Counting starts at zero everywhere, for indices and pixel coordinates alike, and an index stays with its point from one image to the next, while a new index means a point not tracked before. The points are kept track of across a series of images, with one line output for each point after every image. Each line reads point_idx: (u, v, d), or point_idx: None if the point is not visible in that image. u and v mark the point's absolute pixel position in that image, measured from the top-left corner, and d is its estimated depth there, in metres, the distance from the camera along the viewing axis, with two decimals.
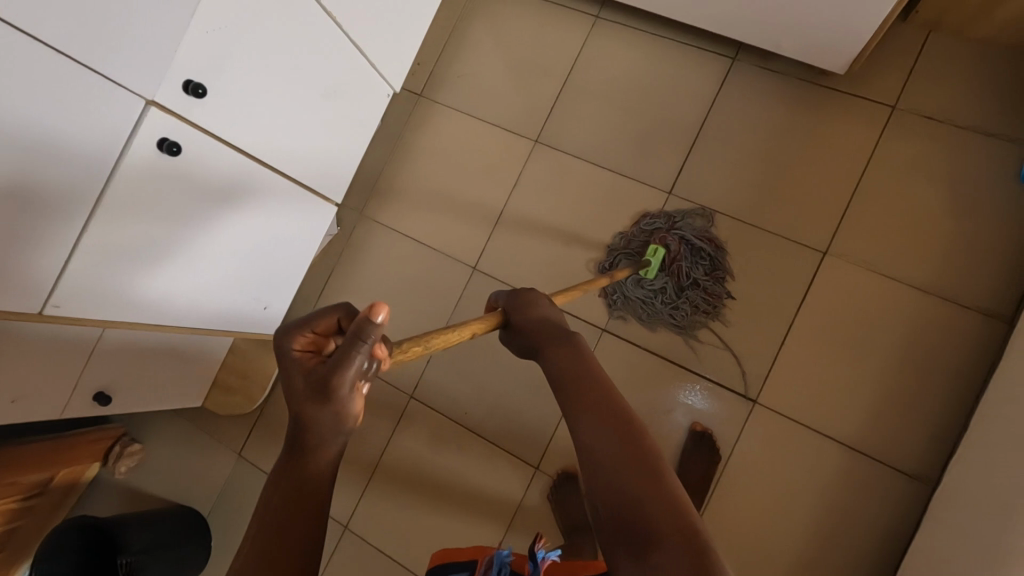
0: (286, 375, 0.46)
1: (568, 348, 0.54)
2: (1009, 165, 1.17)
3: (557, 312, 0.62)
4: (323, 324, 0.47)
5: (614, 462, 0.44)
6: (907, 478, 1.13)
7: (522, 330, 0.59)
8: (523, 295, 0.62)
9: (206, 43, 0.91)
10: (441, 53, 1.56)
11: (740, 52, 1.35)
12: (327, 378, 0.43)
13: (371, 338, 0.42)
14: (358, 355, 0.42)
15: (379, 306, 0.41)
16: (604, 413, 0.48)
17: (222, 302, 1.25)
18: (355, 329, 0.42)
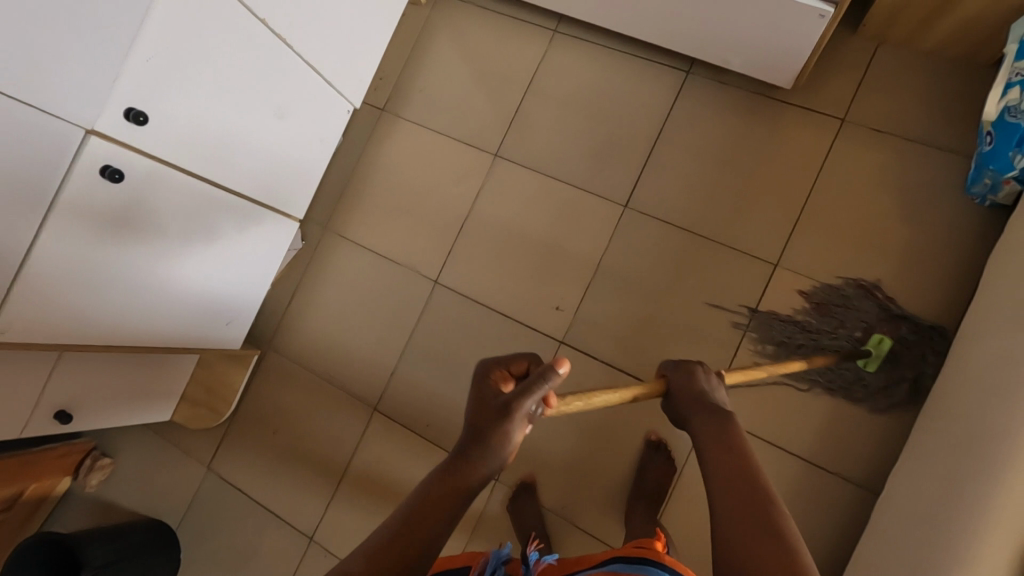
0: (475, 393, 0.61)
1: (721, 421, 0.61)
2: (953, 176, 1.19)
3: (719, 392, 0.68)
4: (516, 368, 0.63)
5: (748, 543, 0.48)
6: (853, 487, 1.15)
7: (681, 404, 0.66)
8: (688, 369, 0.70)
9: (144, 72, 0.93)
10: (403, 69, 1.57)
11: (693, 67, 1.37)
12: (510, 404, 0.58)
13: (550, 382, 0.57)
14: (537, 393, 0.57)
15: (564, 360, 0.57)
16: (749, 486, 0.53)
17: (184, 320, 1.28)
18: (542, 371, 0.58)
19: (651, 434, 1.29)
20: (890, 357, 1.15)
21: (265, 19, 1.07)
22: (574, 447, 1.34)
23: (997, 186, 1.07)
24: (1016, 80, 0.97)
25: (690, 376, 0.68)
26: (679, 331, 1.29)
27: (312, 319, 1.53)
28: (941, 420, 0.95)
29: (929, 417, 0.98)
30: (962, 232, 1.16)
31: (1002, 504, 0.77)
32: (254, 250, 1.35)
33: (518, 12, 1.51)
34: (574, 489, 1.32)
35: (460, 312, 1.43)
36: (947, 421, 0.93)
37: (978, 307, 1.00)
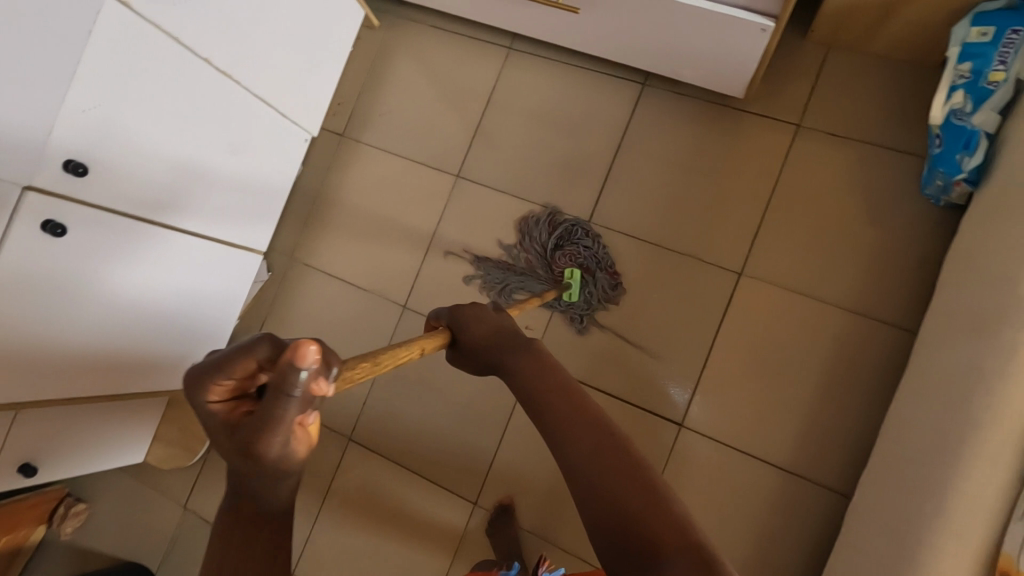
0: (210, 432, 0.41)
1: (528, 355, 0.60)
2: (910, 178, 1.19)
3: (504, 317, 0.68)
4: (240, 372, 0.40)
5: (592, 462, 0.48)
6: (826, 493, 1.15)
7: (479, 350, 0.64)
8: (467, 314, 0.68)
9: (81, 123, 0.91)
10: (361, 93, 1.56)
11: (649, 78, 1.37)
12: (256, 431, 0.39)
13: (297, 385, 0.38)
14: (285, 405, 0.38)
15: (303, 351, 0.37)
16: (574, 407, 0.52)
17: (146, 365, 1.24)
18: (281, 379, 0.38)
19: None
20: (585, 264, 1.32)
21: (208, 59, 1.05)
22: (550, 467, 1.34)
23: (948, 188, 1.07)
24: (958, 83, 1.00)
25: (478, 321, 0.67)
26: (647, 345, 1.29)
27: None
28: (902, 427, 0.95)
29: (891, 425, 0.99)
30: (920, 233, 1.17)
31: (962, 516, 0.77)
32: (213, 285, 1.32)
33: (472, 31, 1.50)
34: (552, 509, 1.32)
35: None
36: (907, 430, 0.94)
37: (934, 312, 1.00)
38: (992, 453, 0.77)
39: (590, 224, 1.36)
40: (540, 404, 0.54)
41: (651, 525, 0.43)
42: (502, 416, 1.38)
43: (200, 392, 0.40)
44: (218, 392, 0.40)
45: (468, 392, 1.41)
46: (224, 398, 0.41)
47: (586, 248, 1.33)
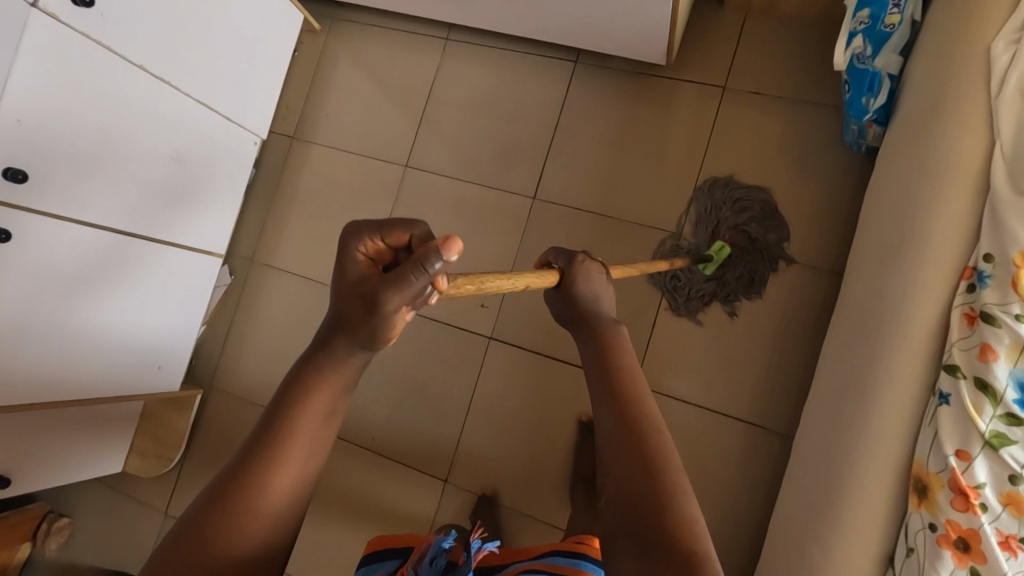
0: (347, 271, 0.50)
1: (605, 334, 0.60)
2: (829, 129, 1.24)
3: (607, 287, 0.66)
4: (395, 238, 0.51)
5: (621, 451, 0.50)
6: (774, 436, 1.19)
7: (570, 303, 0.64)
8: (579, 266, 0.66)
9: (16, 132, 0.95)
10: (307, 95, 1.61)
11: (580, 56, 1.41)
12: (382, 284, 0.47)
13: (432, 267, 0.46)
14: (414, 276, 0.46)
15: (452, 236, 0.45)
16: (631, 398, 0.54)
17: (111, 371, 1.28)
18: (422, 253, 0.46)
19: (583, 417, 1.32)
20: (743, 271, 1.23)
21: (143, 66, 1.10)
22: (515, 441, 1.37)
23: (863, 131, 1.10)
24: (858, 29, 1.02)
25: (582, 280, 0.65)
26: None
27: (250, 352, 1.55)
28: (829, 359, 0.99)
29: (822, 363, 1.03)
30: (842, 180, 1.22)
31: (875, 432, 0.81)
32: (171, 289, 1.36)
33: (410, 26, 1.55)
34: (519, 480, 1.36)
35: None
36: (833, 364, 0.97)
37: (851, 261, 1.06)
38: (900, 368, 0.81)
39: (534, 201, 1.40)
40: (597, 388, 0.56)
41: (665, 538, 0.45)
42: (465, 394, 1.41)
43: (358, 240, 0.51)
44: (369, 247, 0.51)
45: (431, 376, 1.44)
46: (370, 255, 0.51)
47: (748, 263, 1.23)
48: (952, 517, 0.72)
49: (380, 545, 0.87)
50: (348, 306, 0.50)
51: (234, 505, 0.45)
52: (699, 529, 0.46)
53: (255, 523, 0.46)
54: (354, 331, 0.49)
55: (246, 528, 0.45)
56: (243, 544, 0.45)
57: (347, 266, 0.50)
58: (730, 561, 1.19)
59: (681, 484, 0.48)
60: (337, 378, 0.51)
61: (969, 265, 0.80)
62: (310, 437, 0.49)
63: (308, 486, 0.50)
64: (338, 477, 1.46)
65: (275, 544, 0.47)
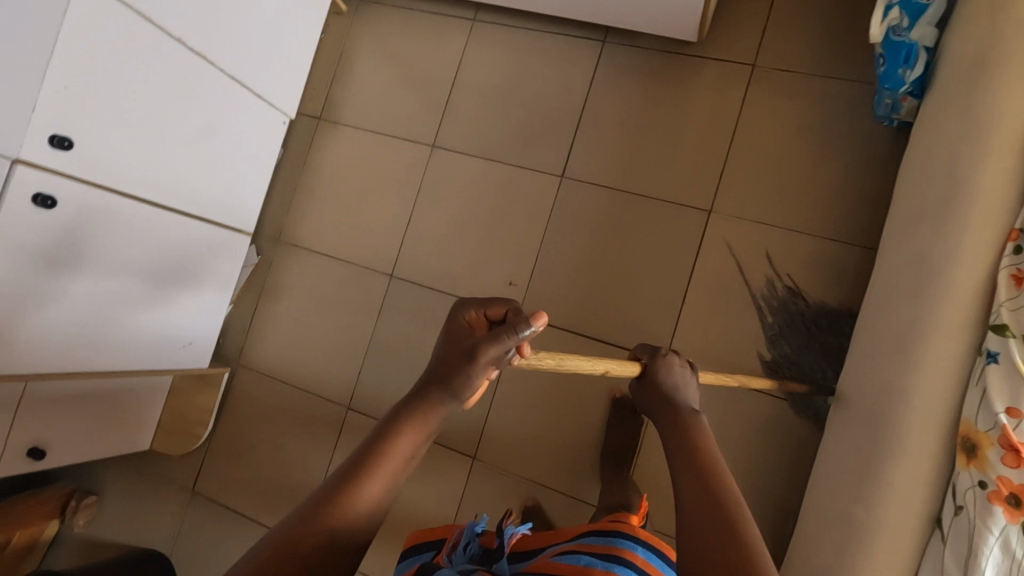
0: (455, 330, 0.69)
1: (687, 420, 0.69)
2: (860, 105, 1.25)
3: (689, 382, 0.77)
4: (495, 311, 0.68)
5: (699, 516, 0.57)
6: (805, 410, 1.20)
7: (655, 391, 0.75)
8: (663, 360, 0.78)
9: (62, 99, 0.96)
10: (333, 76, 1.61)
11: (608, 35, 1.42)
12: (484, 340, 0.65)
13: (523, 332, 0.64)
14: (511, 336, 0.64)
15: (540, 313, 0.63)
16: (707, 472, 0.61)
17: (144, 343, 1.30)
18: (517, 322, 0.64)
19: (615, 392, 1.33)
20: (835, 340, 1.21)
21: (181, 40, 1.10)
22: (543, 418, 1.38)
23: (897, 105, 1.10)
24: (893, 2, 1.03)
25: (663, 371, 0.77)
26: (627, 289, 1.33)
27: (277, 330, 1.55)
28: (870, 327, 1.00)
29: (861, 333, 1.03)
30: (873, 157, 1.23)
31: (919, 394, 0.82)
32: (205, 267, 1.38)
33: (436, 8, 1.56)
34: (547, 457, 1.36)
35: (417, 304, 1.47)
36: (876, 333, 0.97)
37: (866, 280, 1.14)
38: (946, 329, 0.82)
39: (562, 179, 1.40)
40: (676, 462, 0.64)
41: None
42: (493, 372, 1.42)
43: (466, 309, 0.69)
44: (474, 315, 0.69)
45: None
46: (474, 321, 0.69)
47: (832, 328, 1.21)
48: (1003, 474, 0.72)
49: (421, 538, 0.87)
50: (453, 354, 0.67)
51: (342, 495, 0.57)
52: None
53: (360, 507, 0.57)
54: (456, 374, 0.66)
55: (354, 509, 0.57)
56: (348, 519, 0.56)
57: (456, 327, 0.69)
58: (761, 534, 1.20)
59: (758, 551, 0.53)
60: (436, 411, 0.66)
61: (1016, 228, 0.81)
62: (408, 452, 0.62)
63: (394, 491, 0.61)
64: None
65: (366, 530, 0.58)
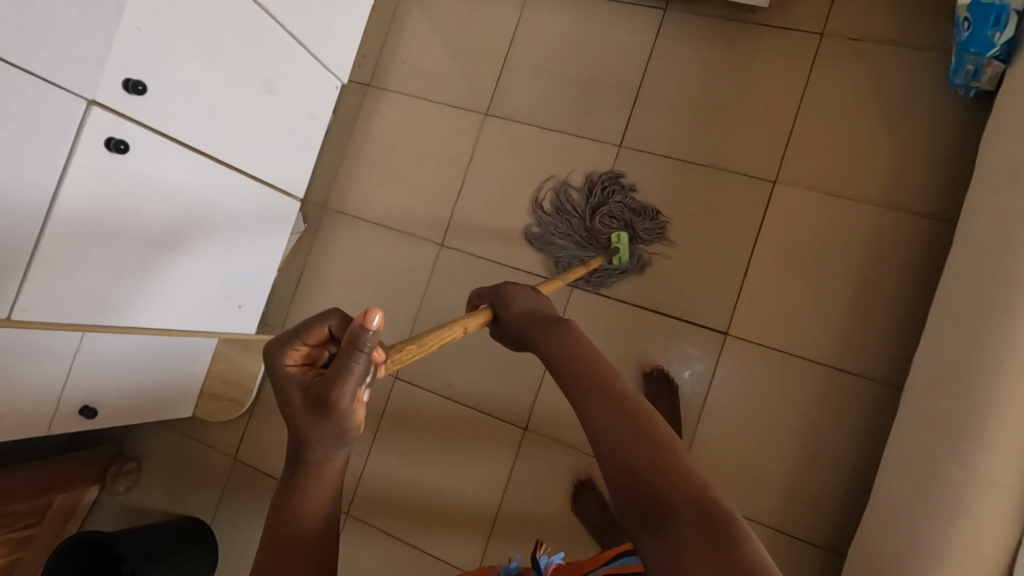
0: (281, 394, 0.48)
1: (555, 329, 0.58)
2: (935, 75, 1.22)
3: (541, 300, 0.66)
4: (319, 333, 0.50)
5: (609, 425, 0.46)
6: (873, 385, 1.18)
7: (512, 319, 0.64)
8: (506, 292, 0.67)
9: (137, 42, 0.95)
10: (383, 43, 1.59)
11: (671, 3, 1.40)
12: (327, 386, 0.45)
13: (367, 345, 0.44)
14: (354, 362, 0.44)
15: (370, 310, 0.44)
16: (593, 377, 0.50)
17: (199, 302, 1.29)
18: (350, 338, 0.44)
19: (644, 366, 1.29)
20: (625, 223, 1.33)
21: None
22: None
23: (979, 71, 1.09)
24: None
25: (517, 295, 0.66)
26: (685, 260, 1.31)
27: (322, 299, 1.54)
28: (962, 294, 0.98)
29: (953, 302, 1.00)
30: (948, 127, 1.20)
31: None
32: (259, 228, 1.36)
33: None
34: None
35: (469, 273, 1.44)
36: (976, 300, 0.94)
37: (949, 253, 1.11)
38: None
39: (620, 149, 1.38)
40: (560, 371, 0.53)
41: (681, 510, 0.40)
42: None
43: (282, 354, 0.49)
44: (295, 356, 0.49)
45: None
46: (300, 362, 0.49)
47: (625, 214, 1.33)
48: None
49: None
50: (291, 422, 0.47)
51: None
52: (703, 476, 0.43)
53: None
54: (312, 441, 0.47)
55: None
56: None
57: (280, 387, 0.48)
58: (824, 510, 1.18)
59: (677, 447, 0.44)
60: (326, 477, 0.49)
61: None
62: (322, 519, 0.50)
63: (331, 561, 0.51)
64: (413, 424, 1.47)
65: None
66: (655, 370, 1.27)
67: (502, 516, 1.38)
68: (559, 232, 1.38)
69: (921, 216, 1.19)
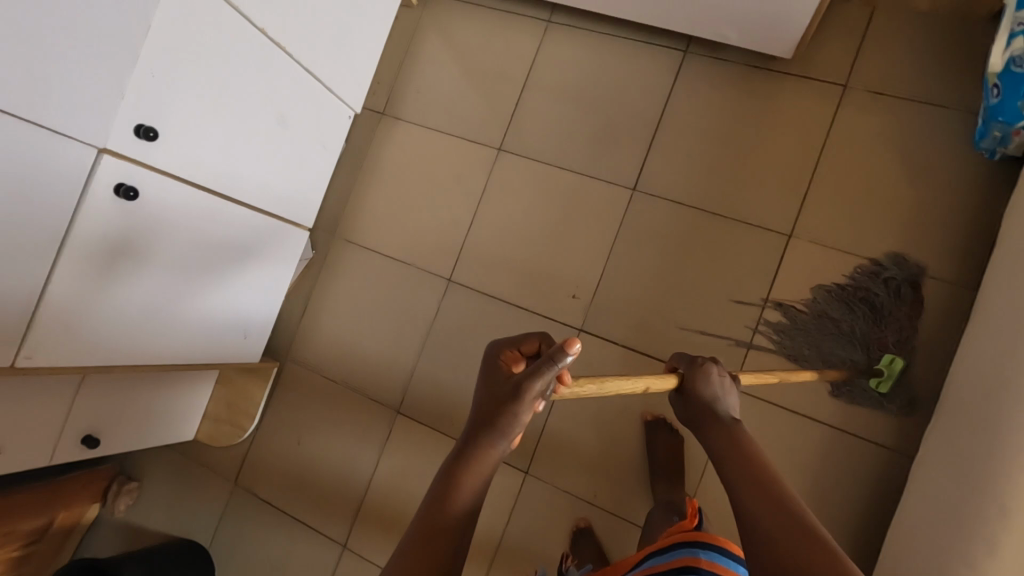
0: (490, 372, 0.64)
1: (734, 432, 0.66)
2: (961, 134, 1.19)
3: (731, 394, 0.72)
4: (527, 347, 0.67)
5: (774, 523, 0.52)
6: (882, 450, 1.16)
7: (694, 400, 0.72)
8: (701, 368, 0.74)
9: (149, 88, 0.93)
10: (398, 71, 1.58)
11: (691, 45, 1.37)
12: (527, 376, 0.59)
13: (561, 362, 0.58)
14: (547, 371, 0.58)
15: (575, 339, 0.57)
16: (769, 482, 0.57)
17: (206, 336, 1.28)
18: (555, 352, 0.59)
19: (646, 415, 1.32)
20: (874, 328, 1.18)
21: (264, 29, 1.05)
22: (600, 436, 1.34)
23: (1006, 138, 1.06)
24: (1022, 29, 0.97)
25: (700, 380, 0.73)
26: (695, 310, 1.29)
27: (328, 326, 1.53)
28: (987, 376, 0.95)
29: (977, 382, 0.97)
30: (972, 189, 1.17)
31: None
32: (267, 260, 1.34)
33: (510, 6, 1.51)
34: (603, 476, 1.33)
35: (475, 310, 1.43)
36: (996, 382, 0.92)
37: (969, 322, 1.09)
38: None
39: (634, 192, 1.36)
40: (734, 478, 0.59)
41: None
42: None
43: (500, 348, 0.66)
44: (508, 354, 0.66)
45: None
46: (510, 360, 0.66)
47: (866, 312, 1.19)
48: None
49: None
50: (488, 399, 0.61)
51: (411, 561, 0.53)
52: None
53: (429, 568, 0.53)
54: (496, 416, 0.60)
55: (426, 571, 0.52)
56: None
57: (492, 369, 0.64)
58: None
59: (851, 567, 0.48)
60: (490, 460, 0.59)
61: None
62: (472, 492, 0.58)
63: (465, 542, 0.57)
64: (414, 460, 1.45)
65: None
66: (658, 420, 1.30)
67: (500, 558, 1.37)
68: (833, 330, 1.21)
69: (941, 279, 1.17)
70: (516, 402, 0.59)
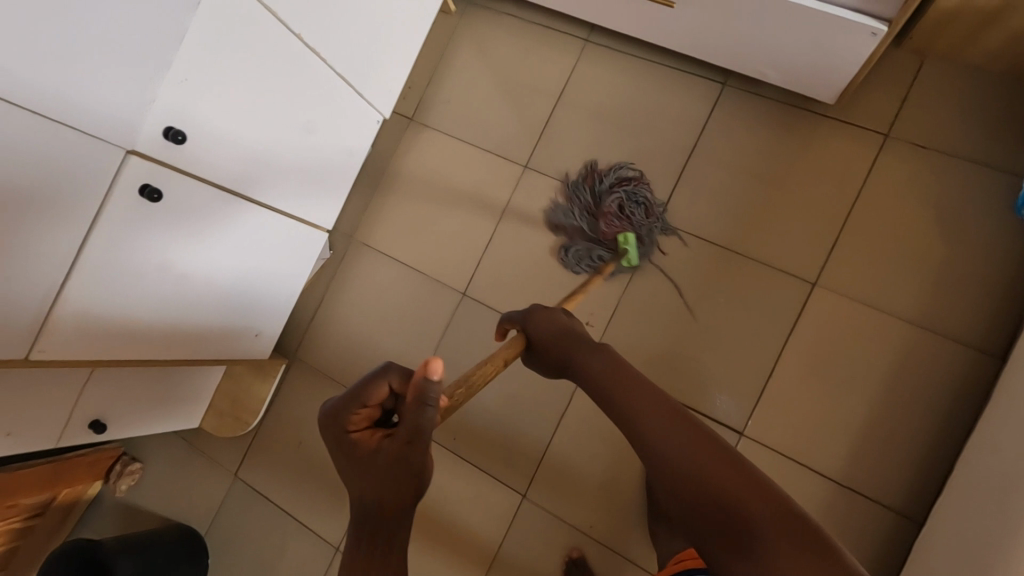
0: (360, 446, 0.56)
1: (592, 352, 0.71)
2: (1002, 196, 1.15)
3: (569, 321, 0.79)
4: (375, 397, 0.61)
5: (644, 425, 0.57)
6: (890, 514, 1.13)
7: (544, 344, 0.77)
8: (536, 317, 0.80)
9: (175, 95, 0.92)
10: (431, 78, 1.56)
11: (729, 79, 1.34)
12: (406, 433, 0.55)
13: (433, 396, 0.57)
14: (424, 411, 0.56)
15: (436, 363, 0.57)
16: (628, 388, 0.62)
17: (217, 333, 1.28)
18: (420, 391, 0.57)
19: None
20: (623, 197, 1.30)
21: (300, 35, 1.04)
22: (601, 466, 1.33)
23: None
24: None
25: (544, 321, 0.79)
26: (709, 351, 1.26)
27: (339, 328, 1.53)
28: (1004, 455, 0.92)
29: (994, 461, 0.94)
30: (1008, 255, 1.13)
31: None
32: (283, 261, 1.33)
33: (549, 22, 1.49)
34: (601, 507, 1.32)
35: (486, 327, 1.42)
36: (1013, 464, 0.89)
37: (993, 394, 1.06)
38: None
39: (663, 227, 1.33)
40: (605, 398, 0.64)
41: (710, 477, 0.50)
42: (556, 409, 1.38)
43: (349, 417, 0.58)
44: (360, 419, 0.59)
45: (522, 384, 1.41)
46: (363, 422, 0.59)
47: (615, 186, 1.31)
48: None
49: None
50: (371, 469, 0.54)
51: None
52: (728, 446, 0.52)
53: None
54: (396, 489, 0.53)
55: None
56: None
57: (356, 443, 0.57)
58: None
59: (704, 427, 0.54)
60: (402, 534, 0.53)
61: None
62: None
63: None
64: None
65: None
66: None
67: None
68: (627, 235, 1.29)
69: (966, 342, 1.13)
70: (410, 465, 0.54)
